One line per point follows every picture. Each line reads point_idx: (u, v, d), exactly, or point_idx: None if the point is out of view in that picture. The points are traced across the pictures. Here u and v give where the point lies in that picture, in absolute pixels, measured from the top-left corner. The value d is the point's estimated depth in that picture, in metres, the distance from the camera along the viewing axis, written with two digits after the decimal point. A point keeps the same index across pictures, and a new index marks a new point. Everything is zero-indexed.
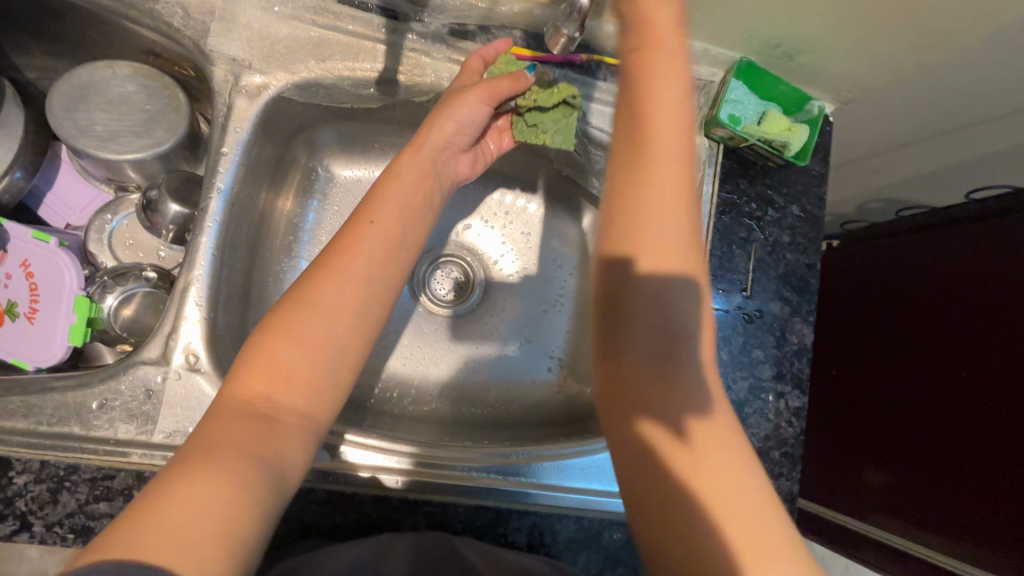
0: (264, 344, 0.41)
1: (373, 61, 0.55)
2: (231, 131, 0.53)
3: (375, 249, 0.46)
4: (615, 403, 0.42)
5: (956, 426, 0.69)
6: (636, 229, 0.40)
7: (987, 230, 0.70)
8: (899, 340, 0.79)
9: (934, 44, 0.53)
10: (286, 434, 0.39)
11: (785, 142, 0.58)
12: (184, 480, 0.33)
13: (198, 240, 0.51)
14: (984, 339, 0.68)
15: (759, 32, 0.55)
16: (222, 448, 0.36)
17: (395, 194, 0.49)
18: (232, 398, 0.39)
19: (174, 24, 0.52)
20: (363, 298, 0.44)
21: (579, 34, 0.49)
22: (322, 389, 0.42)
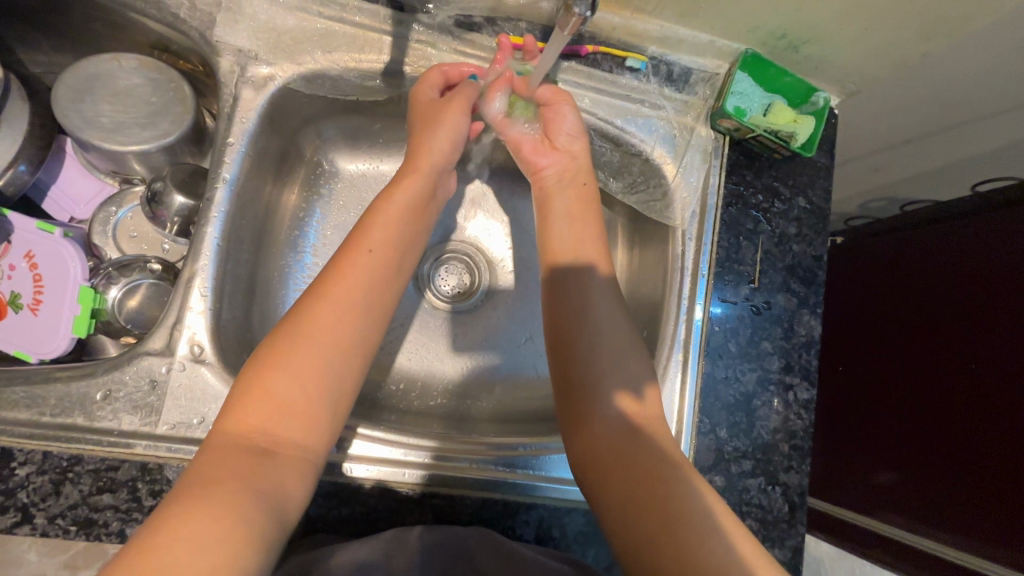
0: (259, 374, 0.41)
1: (380, 53, 0.55)
2: (238, 122, 0.52)
3: (373, 276, 0.47)
4: (582, 402, 0.51)
5: (960, 441, 0.69)
6: (571, 238, 0.57)
7: (988, 243, 0.70)
8: (897, 355, 0.79)
9: (939, 33, 0.53)
10: (282, 467, 0.39)
11: (792, 133, 0.59)
12: (177, 519, 0.32)
13: (203, 230, 0.51)
14: (984, 352, 0.68)
15: (765, 23, 0.55)
16: (217, 484, 0.35)
17: (388, 225, 0.49)
18: (224, 434, 0.39)
19: (181, 15, 0.51)
20: (362, 321, 0.45)
21: (590, 12, 0.41)
22: (318, 419, 0.42)
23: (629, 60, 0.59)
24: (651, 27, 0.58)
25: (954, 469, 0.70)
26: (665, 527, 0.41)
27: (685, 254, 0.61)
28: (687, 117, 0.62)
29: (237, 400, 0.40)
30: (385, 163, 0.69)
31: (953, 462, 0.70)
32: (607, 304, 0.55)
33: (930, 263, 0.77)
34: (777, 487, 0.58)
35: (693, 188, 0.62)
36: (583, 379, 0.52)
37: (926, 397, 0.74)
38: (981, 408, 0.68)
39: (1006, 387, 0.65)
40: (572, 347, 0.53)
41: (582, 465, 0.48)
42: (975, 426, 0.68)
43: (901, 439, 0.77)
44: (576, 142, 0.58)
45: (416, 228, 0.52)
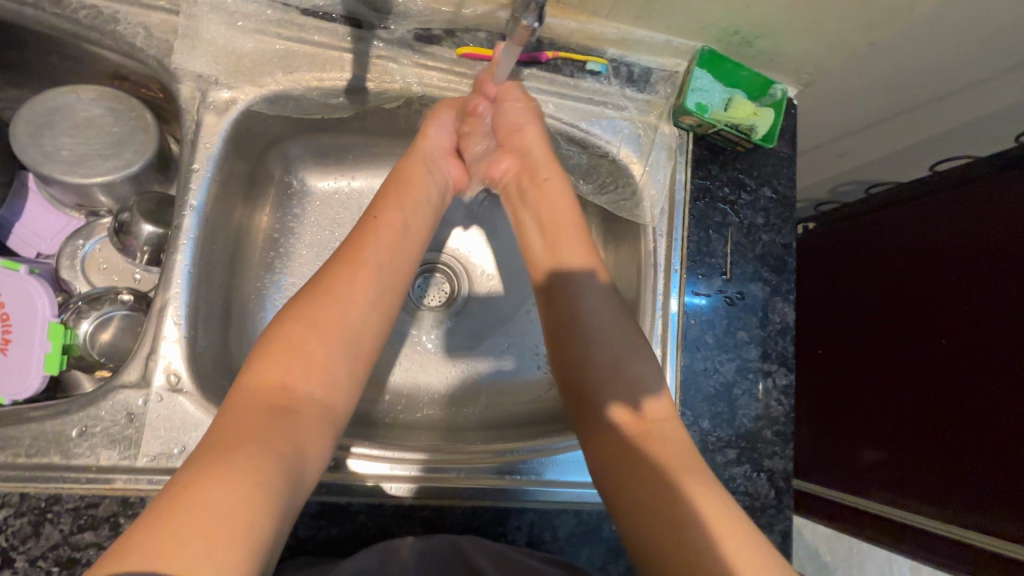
0: (283, 333, 0.45)
1: (341, 70, 0.55)
2: (201, 147, 0.52)
3: (381, 243, 0.51)
4: (581, 372, 0.54)
5: (924, 390, 0.74)
6: (550, 246, 0.57)
7: (955, 205, 0.73)
8: (858, 309, 0.85)
9: (883, 21, 0.55)
10: (305, 421, 0.42)
11: (752, 125, 0.60)
12: (202, 484, 0.35)
13: (173, 257, 0.50)
14: (946, 305, 0.72)
15: (717, 20, 0.57)
16: (239, 445, 0.38)
17: (397, 194, 0.55)
18: (248, 394, 0.42)
19: (137, 44, 0.51)
20: (374, 283, 0.49)
21: (538, 25, 0.42)
22: (337, 377, 0.45)
23: (589, 64, 0.60)
24: (608, 31, 0.59)
25: (921, 419, 0.74)
26: (660, 515, 0.43)
27: (657, 250, 0.62)
28: (650, 117, 0.63)
29: (261, 358, 0.44)
30: (356, 179, 0.69)
31: (918, 412, 0.74)
32: (600, 300, 0.55)
33: (896, 219, 0.81)
34: (762, 473, 0.60)
35: (661, 185, 0.63)
36: (585, 370, 0.54)
37: (895, 349, 0.78)
38: (945, 359, 0.71)
39: (973, 338, 0.69)
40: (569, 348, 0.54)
41: (596, 451, 0.50)
42: (938, 377, 0.72)
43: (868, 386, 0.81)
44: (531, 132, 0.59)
45: (414, 204, 0.55)
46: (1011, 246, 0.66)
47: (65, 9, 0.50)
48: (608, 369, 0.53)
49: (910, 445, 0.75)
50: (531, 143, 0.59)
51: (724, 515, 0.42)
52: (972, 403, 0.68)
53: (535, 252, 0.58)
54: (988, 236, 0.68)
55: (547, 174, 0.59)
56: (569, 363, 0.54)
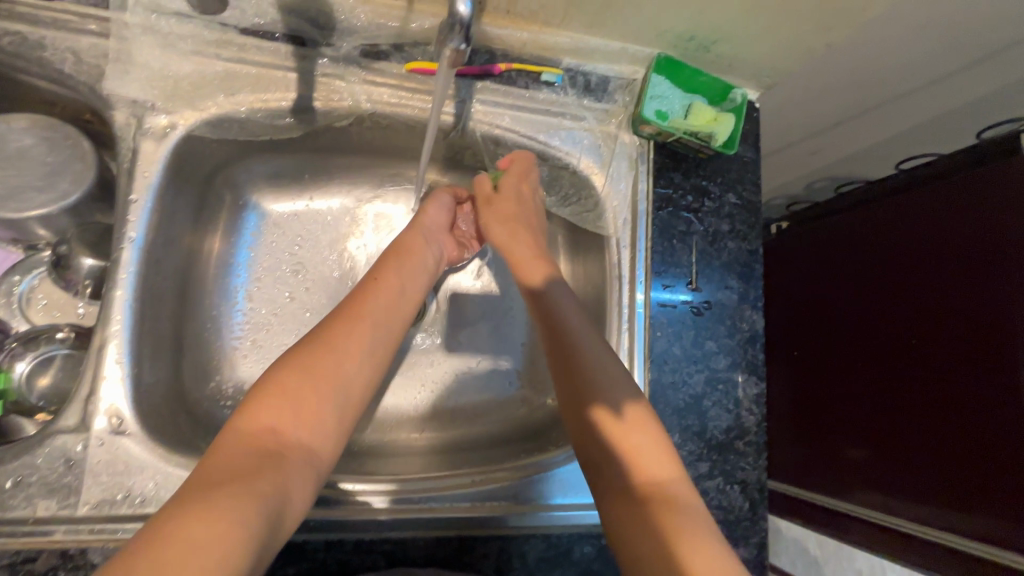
0: (276, 378, 0.42)
1: (286, 90, 0.53)
2: (139, 177, 0.50)
3: (381, 296, 0.50)
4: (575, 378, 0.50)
5: (923, 388, 0.71)
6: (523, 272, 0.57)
7: (938, 199, 0.71)
8: (851, 316, 0.83)
9: (837, 24, 0.54)
10: (291, 468, 0.38)
11: (711, 132, 0.59)
12: (176, 524, 0.31)
13: (113, 292, 0.48)
14: (937, 296, 0.70)
15: (671, 26, 0.56)
16: (221, 486, 0.34)
17: (398, 262, 0.54)
18: (235, 436, 0.38)
19: (66, 71, 0.49)
20: (371, 333, 0.47)
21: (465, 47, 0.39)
22: (326, 422, 0.42)
23: (544, 74, 0.59)
24: (561, 40, 0.58)
25: (925, 417, 0.71)
26: (670, 568, 0.38)
27: (622, 263, 0.61)
28: (610, 126, 0.62)
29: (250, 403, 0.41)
30: (314, 199, 0.67)
31: (922, 411, 0.71)
32: (583, 325, 0.53)
33: (879, 218, 0.80)
34: (736, 485, 0.59)
35: (623, 195, 0.61)
36: (580, 378, 0.50)
37: (889, 352, 0.76)
38: (942, 354, 0.69)
39: (974, 329, 0.66)
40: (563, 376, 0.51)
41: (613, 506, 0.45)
42: (938, 372, 0.69)
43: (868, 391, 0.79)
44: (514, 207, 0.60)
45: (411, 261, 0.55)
46: (1000, 231, 0.64)
47: None
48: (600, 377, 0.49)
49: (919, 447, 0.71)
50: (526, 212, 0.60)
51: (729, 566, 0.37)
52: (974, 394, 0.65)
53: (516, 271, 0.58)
54: (979, 224, 0.66)
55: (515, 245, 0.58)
56: (566, 393, 0.51)
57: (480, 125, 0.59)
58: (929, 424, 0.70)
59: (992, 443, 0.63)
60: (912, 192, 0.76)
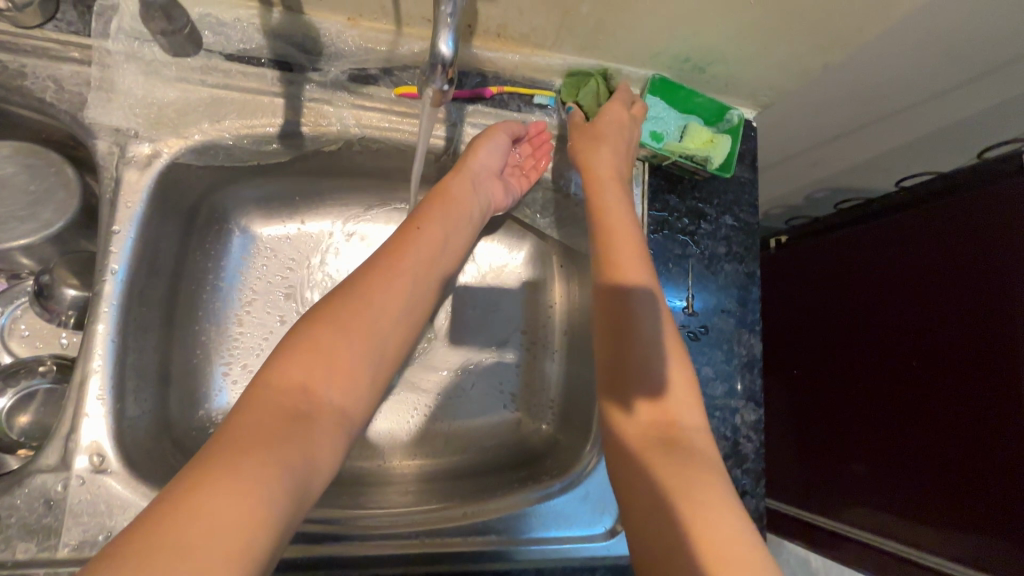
0: (311, 331, 0.41)
1: (273, 116, 0.52)
2: (122, 208, 0.49)
3: (419, 255, 0.49)
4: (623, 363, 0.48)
5: (930, 405, 0.69)
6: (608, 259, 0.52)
7: (936, 215, 0.70)
8: (854, 327, 0.81)
9: (834, 45, 0.53)
10: (324, 428, 0.38)
11: (707, 156, 0.58)
12: (207, 489, 0.31)
13: (95, 327, 0.47)
14: (941, 310, 0.69)
15: (665, 48, 0.54)
16: (253, 446, 0.34)
17: (443, 211, 0.53)
18: (265, 391, 0.37)
19: (47, 99, 0.48)
20: (405, 292, 0.47)
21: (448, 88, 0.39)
22: (359, 385, 0.41)
23: (537, 97, 0.59)
24: (553, 62, 0.57)
25: (933, 434, 0.69)
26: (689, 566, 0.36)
27: None
28: None
29: (285, 354, 0.40)
30: (305, 223, 0.66)
31: (928, 429, 0.70)
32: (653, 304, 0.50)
33: (876, 234, 0.79)
34: None
35: None
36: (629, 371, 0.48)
37: (893, 367, 0.75)
38: (947, 371, 0.67)
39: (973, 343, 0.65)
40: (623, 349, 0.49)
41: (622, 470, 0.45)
42: (946, 389, 0.68)
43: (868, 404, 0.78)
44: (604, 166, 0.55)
45: (453, 216, 0.54)
46: (999, 246, 0.63)
47: None
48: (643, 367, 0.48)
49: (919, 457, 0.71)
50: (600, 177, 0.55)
51: (746, 541, 0.37)
52: (982, 414, 0.64)
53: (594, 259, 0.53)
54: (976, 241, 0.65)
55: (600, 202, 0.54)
56: (625, 381, 0.48)
57: None
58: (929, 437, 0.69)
59: (988, 456, 0.63)
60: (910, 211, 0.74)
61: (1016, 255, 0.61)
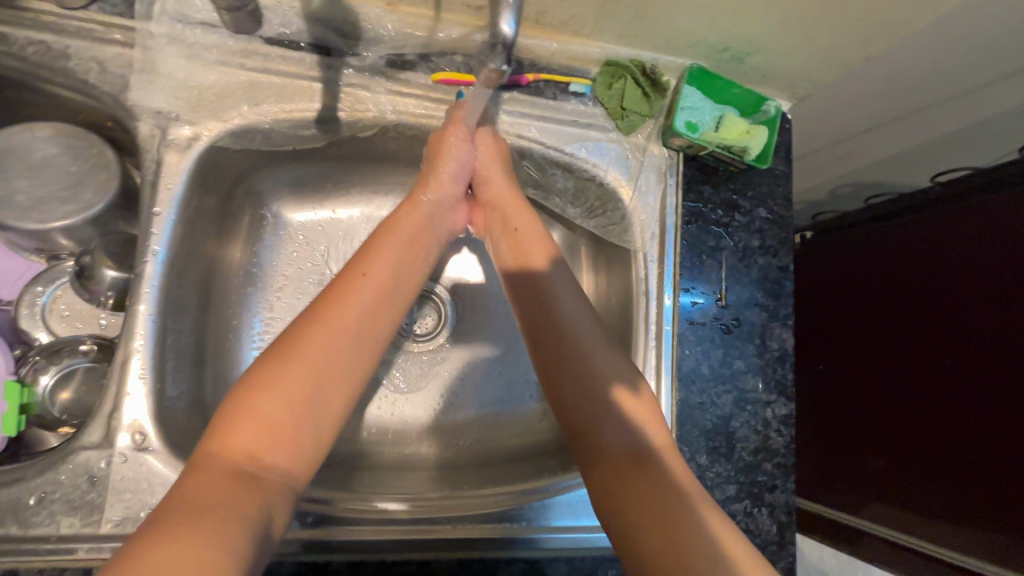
0: (245, 403, 0.39)
1: (311, 101, 0.52)
2: (162, 189, 0.49)
3: (367, 298, 0.46)
4: (552, 364, 0.52)
5: (976, 407, 0.67)
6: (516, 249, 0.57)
7: (965, 212, 0.70)
8: (893, 332, 0.78)
9: (879, 37, 0.52)
10: (271, 491, 0.37)
11: (745, 146, 0.57)
12: (158, 552, 0.30)
13: (136, 306, 0.47)
14: (985, 309, 0.66)
15: (704, 37, 0.54)
16: (205, 508, 0.34)
17: (395, 246, 0.50)
18: (214, 457, 0.37)
19: (90, 81, 0.48)
20: (354, 344, 0.44)
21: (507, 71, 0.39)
22: (305, 442, 0.40)
23: (572, 85, 0.58)
24: (591, 50, 0.57)
25: (955, 428, 0.69)
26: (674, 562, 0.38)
27: (649, 278, 0.59)
28: (638, 137, 0.60)
29: (227, 420, 0.39)
30: (336, 209, 0.66)
31: (973, 430, 0.67)
32: (588, 333, 0.53)
33: (901, 231, 0.78)
34: (764, 508, 0.57)
35: (651, 209, 0.60)
36: (564, 388, 0.51)
37: (934, 370, 0.72)
38: (993, 372, 0.65)
39: (996, 341, 0.65)
40: (559, 379, 0.52)
41: (602, 481, 0.46)
42: (977, 385, 0.67)
43: (887, 402, 0.78)
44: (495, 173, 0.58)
45: (411, 251, 0.51)
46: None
47: (11, 46, 0.46)
48: (591, 369, 0.51)
49: (931, 453, 0.72)
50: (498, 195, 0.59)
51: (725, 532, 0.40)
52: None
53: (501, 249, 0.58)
54: (1003, 240, 0.65)
55: (517, 225, 0.57)
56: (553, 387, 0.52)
57: (507, 136, 0.58)
58: (947, 435, 0.70)
59: (1001, 451, 0.64)
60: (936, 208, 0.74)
61: None
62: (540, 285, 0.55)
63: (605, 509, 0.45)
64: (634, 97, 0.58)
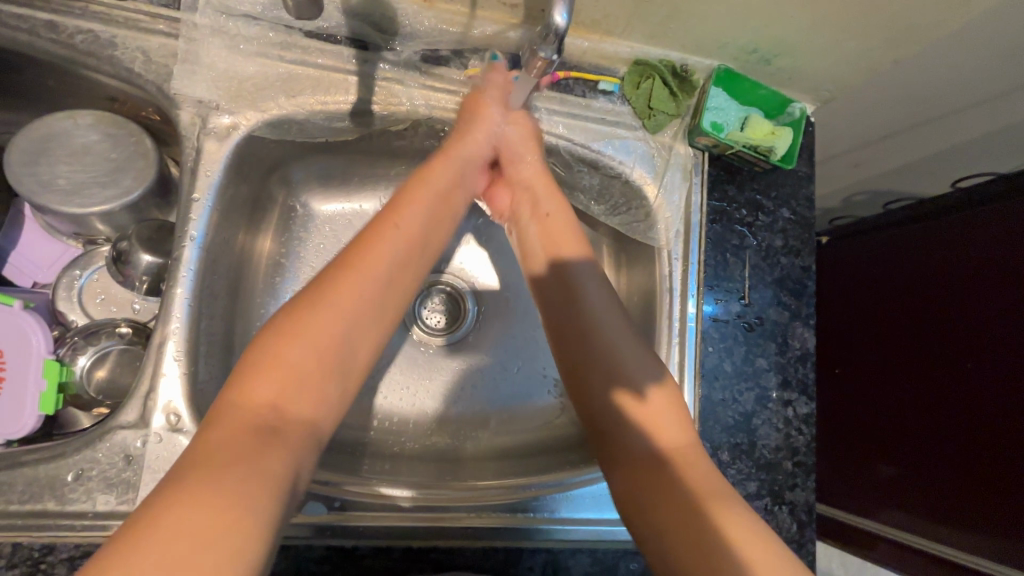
0: (271, 347, 0.39)
1: (346, 93, 0.53)
2: (201, 176, 0.50)
3: (395, 254, 0.45)
4: (571, 356, 0.53)
5: (999, 408, 0.66)
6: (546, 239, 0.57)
7: (977, 221, 0.71)
8: (921, 336, 0.77)
9: (907, 40, 0.53)
10: (294, 440, 0.37)
11: (771, 147, 0.58)
12: (173, 508, 0.31)
13: (173, 290, 0.48)
14: (1014, 315, 0.65)
15: (734, 39, 0.55)
16: (224, 464, 0.34)
17: (423, 203, 0.49)
18: (232, 409, 0.37)
19: (135, 69, 0.49)
20: (379, 301, 0.43)
21: (554, 58, 0.40)
22: (328, 392, 0.40)
23: (601, 83, 0.59)
24: (621, 50, 0.58)
25: (958, 431, 0.71)
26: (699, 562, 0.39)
27: (673, 275, 0.60)
28: (665, 137, 0.61)
29: (249, 370, 0.38)
30: (363, 202, 0.67)
31: (994, 432, 0.67)
32: (613, 325, 0.53)
33: (911, 240, 0.80)
34: (784, 506, 0.57)
35: (676, 207, 0.60)
36: (586, 371, 0.52)
37: (958, 371, 0.71)
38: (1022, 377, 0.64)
39: (1004, 347, 0.66)
40: (584, 372, 0.52)
41: (624, 480, 0.46)
42: (981, 389, 0.68)
43: (895, 408, 0.79)
44: (530, 167, 0.58)
45: (442, 210, 0.50)
46: None
47: (61, 34, 0.48)
48: (604, 371, 0.51)
49: (935, 457, 0.73)
50: (530, 177, 0.58)
51: (755, 535, 0.40)
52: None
53: (529, 248, 0.57)
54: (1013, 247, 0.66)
55: (547, 208, 0.57)
56: (573, 364, 0.53)
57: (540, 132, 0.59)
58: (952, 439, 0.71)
59: (1006, 454, 0.65)
60: (948, 215, 0.75)
61: None
62: (569, 279, 0.55)
63: (622, 496, 0.46)
64: (661, 94, 0.59)
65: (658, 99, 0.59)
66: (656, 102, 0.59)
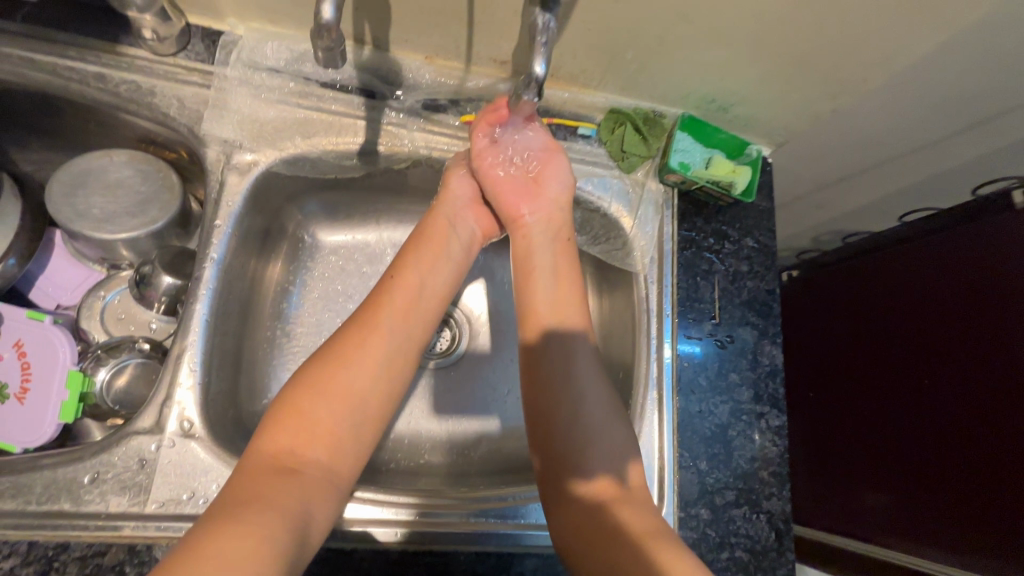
0: (291, 399, 0.45)
1: (355, 135, 0.60)
2: (224, 205, 0.56)
3: (395, 303, 0.51)
4: (533, 408, 0.55)
5: (953, 457, 0.72)
6: (555, 293, 0.59)
7: (920, 257, 0.79)
8: (886, 368, 0.83)
9: (840, 92, 0.62)
10: (310, 484, 0.43)
11: (731, 182, 0.65)
12: (212, 535, 0.36)
13: (192, 307, 0.53)
14: (952, 362, 0.73)
15: (694, 90, 0.63)
16: (252, 504, 0.39)
17: (415, 253, 0.55)
18: (256, 456, 0.43)
19: (170, 114, 0.56)
20: (386, 344, 0.49)
21: (536, 100, 0.47)
22: (345, 444, 0.46)
23: (580, 129, 0.67)
24: (597, 100, 0.66)
25: (925, 456, 0.75)
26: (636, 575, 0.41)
27: (649, 297, 0.65)
28: (637, 175, 0.68)
29: (275, 421, 0.45)
30: (365, 234, 0.73)
31: (949, 478, 0.72)
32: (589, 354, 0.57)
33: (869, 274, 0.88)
34: (762, 515, 0.60)
35: (650, 236, 0.67)
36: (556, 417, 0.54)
37: (921, 395, 0.77)
38: (968, 423, 0.70)
39: (957, 374, 0.72)
40: (552, 406, 0.54)
41: (568, 513, 0.49)
42: (941, 412, 0.74)
43: (870, 434, 0.84)
44: (562, 194, 0.62)
45: (437, 253, 0.56)
46: (973, 287, 0.71)
47: (107, 84, 0.55)
48: (564, 416, 0.54)
49: (904, 483, 0.78)
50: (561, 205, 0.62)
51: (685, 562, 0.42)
52: (1001, 459, 0.66)
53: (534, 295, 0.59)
54: (955, 278, 0.74)
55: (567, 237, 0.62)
56: (536, 417, 0.55)
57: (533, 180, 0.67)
58: (917, 465, 0.76)
59: (970, 472, 0.70)
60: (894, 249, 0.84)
61: (997, 294, 0.69)
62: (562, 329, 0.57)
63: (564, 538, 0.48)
64: (633, 140, 0.66)
65: (628, 145, 0.66)
66: (628, 147, 0.66)
